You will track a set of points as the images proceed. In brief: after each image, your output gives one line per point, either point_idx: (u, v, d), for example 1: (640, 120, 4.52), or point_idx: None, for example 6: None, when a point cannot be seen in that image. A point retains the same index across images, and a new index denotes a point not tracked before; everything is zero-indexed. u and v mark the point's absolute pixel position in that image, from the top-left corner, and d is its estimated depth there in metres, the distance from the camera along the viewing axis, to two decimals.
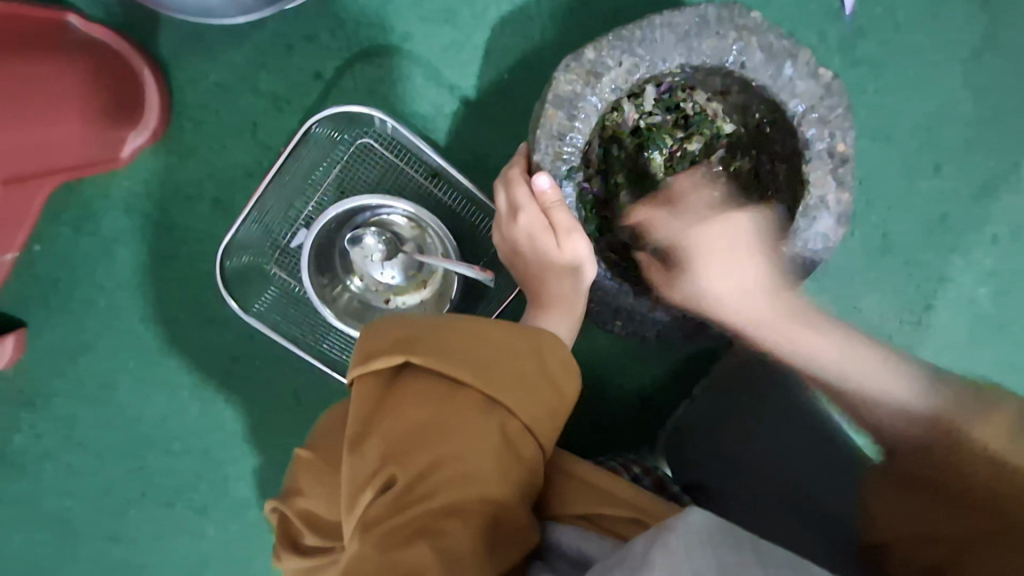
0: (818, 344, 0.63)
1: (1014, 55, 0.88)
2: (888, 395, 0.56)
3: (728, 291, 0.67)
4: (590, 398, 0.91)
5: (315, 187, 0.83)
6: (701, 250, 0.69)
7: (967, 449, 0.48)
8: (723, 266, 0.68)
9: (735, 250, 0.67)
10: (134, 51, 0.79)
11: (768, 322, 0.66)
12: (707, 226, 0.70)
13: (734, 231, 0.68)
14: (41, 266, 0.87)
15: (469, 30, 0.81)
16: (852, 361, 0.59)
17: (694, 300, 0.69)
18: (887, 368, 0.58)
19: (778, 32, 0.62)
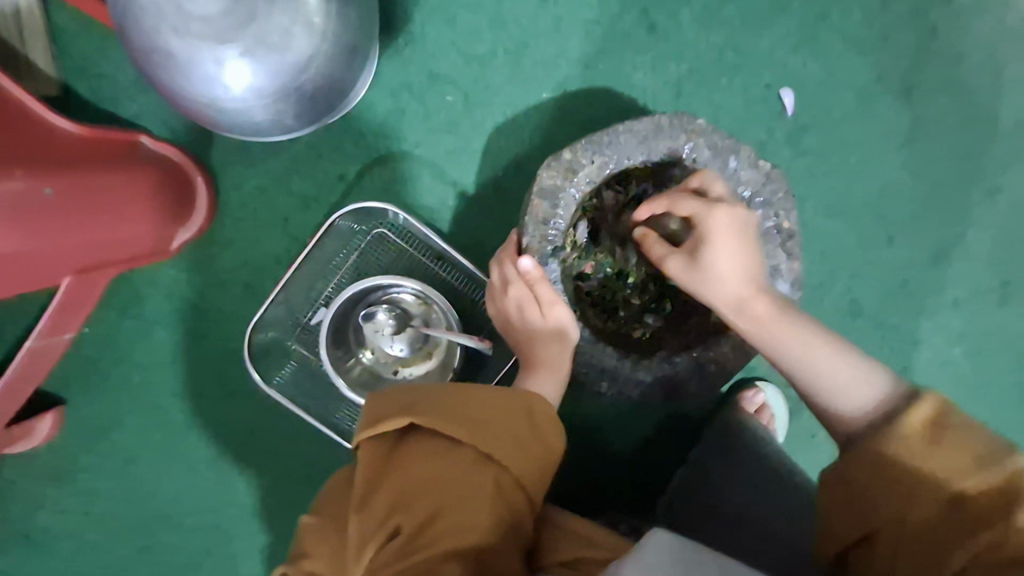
0: (819, 351, 0.63)
1: (950, 142, 0.99)
2: (845, 399, 0.61)
3: (737, 284, 0.66)
4: (586, 460, 0.96)
5: (334, 271, 0.94)
6: (721, 241, 0.66)
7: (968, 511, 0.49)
8: (733, 263, 0.66)
9: (739, 236, 0.66)
10: (191, 162, 0.91)
11: (756, 300, 0.66)
12: (731, 212, 0.67)
13: (744, 223, 0.67)
14: (87, 347, 0.97)
15: (469, 137, 0.94)
16: (836, 357, 0.62)
17: (710, 284, 0.67)
18: (853, 363, 0.62)
19: (721, 133, 0.75)
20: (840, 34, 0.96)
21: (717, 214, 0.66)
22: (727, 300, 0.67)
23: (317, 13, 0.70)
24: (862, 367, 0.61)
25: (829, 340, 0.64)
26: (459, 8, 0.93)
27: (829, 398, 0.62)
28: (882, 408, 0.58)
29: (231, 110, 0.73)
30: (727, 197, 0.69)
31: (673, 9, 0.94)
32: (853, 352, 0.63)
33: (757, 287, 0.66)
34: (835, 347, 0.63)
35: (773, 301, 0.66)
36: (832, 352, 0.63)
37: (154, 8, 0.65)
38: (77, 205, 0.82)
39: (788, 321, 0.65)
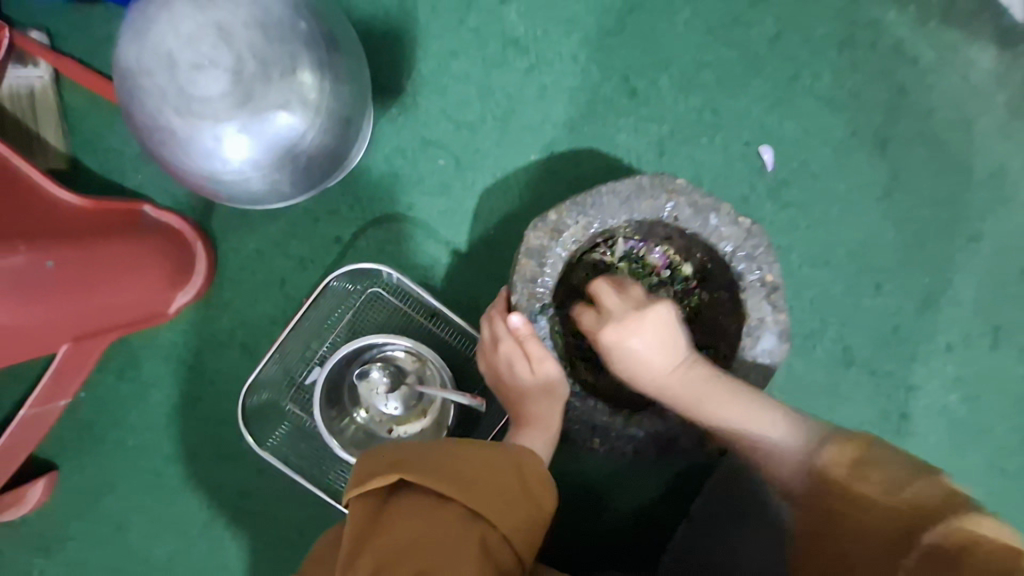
0: (750, 413, 0.70)
1: (930, 191, 1.02)
2: (764, 436, 0.70)
3: (662, 368, 0.73)
4: (588, 518, 0.94)
5: (329, 330, 0.95)
6: (627, 347, 0.73)
7: (821, 464, 0.65)
8: (647, 363, 0.72)
9: (648, 330, 0.72)
10: (192, 228, 0.94)
11: (676, 385, 0.72)
12: (624, 325, 0.73)
13: (651, 319, 0.73)
14: (81, 412, 0.97)
15: (461, 199, 0.98)
16: (754, 420, 0.70)
17: (635, 382, 0.75)
18: (764, 418, 0.70)
19: (701, 191, 0.77)
20: (812, 94, 1.00)
21: (607, 335, 0.73)
22: (646, 390, 0.74)
23: (313, 90, 0.74)
24: (770, 418, 0.70)
25: (744, 401, 0.71)
26: (449, 79, 0.97)
27: (749, 440, 0.71)
28: (802, 457, 0.67)
29: (229, 179, 0.76)
30: (620, 310, 0.74)
31: (651, 76, 0.98)
32: (766, 405, 0.71)
33: (676, 379, 0.72)
34: (756, 404, 0.71)
35: (694, 384, 0.72)
36: (752, 418, 0.70)
37: (158, 90, 0.69)
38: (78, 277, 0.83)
39: (713, 401, 0.70)
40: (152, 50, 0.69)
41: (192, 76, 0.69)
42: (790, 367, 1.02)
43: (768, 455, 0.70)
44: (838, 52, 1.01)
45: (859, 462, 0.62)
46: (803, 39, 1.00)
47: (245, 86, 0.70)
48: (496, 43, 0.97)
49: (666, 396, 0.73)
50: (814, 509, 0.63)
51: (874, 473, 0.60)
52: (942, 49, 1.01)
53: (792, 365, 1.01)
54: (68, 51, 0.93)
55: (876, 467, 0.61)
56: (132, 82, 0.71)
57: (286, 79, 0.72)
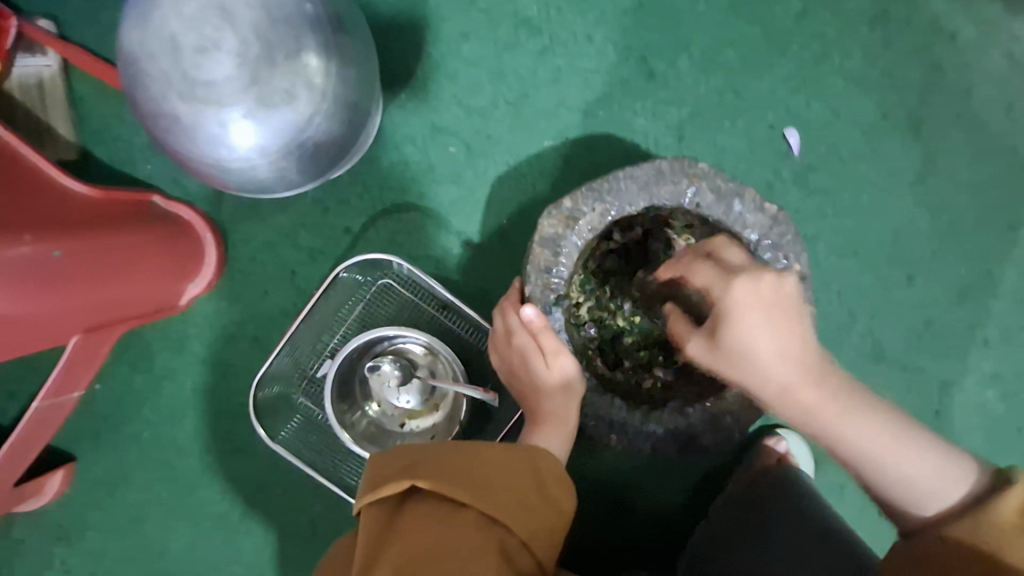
0: (879, 429, 0.56)
1: (970, 175, 0.96)
2: (913, 476, 0.56)
3: (787, 362, 0.56)
4: (605, 517, 0.91)
5: (340, 322, 0.94)
6: (748, 318, 0.57)
7: (989, 519, 0.53)
8: (783, 336, 0.56)
9: (777, 309, 0.57)
10: (202, 220, 0.93)
11: (802, 380, 0.56)
12: (752, 281, 0.58)
13: (778, 295, 0.57)
14: (95, 403, 0.97)
15: (473, 187, 0.95)
16: (885, 436, 0.56)
17: (734, 364, 0.59)
18: (915, 447, 0.57)
19: (724, 176, 0.73)
20: (841, 74, 0.95)
21: (734, 287, 0.58)
22: (750, 380, 0.58)
23: (319, 75, 0.72)
24: (929, 456, 0.56)
25: (888, 429, 0.56)
26: (459, 63, 0.94)
27: (881, 471, 0.57)
28: (942, 494, 0.55)
29: (234, 167, 0.75)
30: (749, 268, 0.60)
31: (670, 57, 0.94)
32: (919, 437, 0.57)
33: (799, 368, 0.56)
34: (901, 436, 0.57)
35: (824, 381, 0.56)
36: (879, 425, 0.56)
37: (162, 77, 0.68)
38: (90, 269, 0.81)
39: (849, 400, 0.56)
40: (154, 33, 0.67)
41: (196, 61, 0.67)
42: None
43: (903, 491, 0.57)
44: (869, 29, 0.95)
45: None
46: (831, 16, 0.95)
47: (249, 69, 0.68)
48: (508, 25, 0.94)
49: (787, 392, 0.57)
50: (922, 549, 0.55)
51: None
52: (982, 25, 0.95)
53: None
54: (76, 40, 0.92)
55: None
56: (135, 67, 0.69)
57: (291, 62, 0.70)
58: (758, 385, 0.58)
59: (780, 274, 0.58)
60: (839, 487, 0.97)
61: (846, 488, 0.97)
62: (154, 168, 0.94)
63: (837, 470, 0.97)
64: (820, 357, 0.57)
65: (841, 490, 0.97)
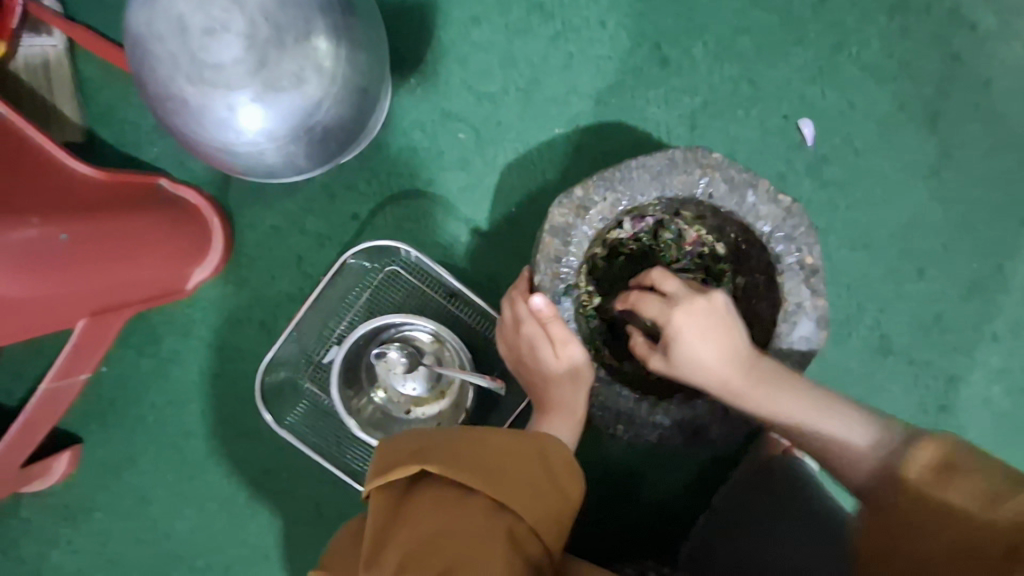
0: (799, 408, 0.65)
1: (985, 169, 0.95)
2: (840, 444, 0.64)
3: (717, 357, 0.66)
4: (609, 505, 0.92)
5: (346, 309, 0.93)
6: (685, 336, 0.66)
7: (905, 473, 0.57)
8: (704, 342, 0.66)
9: (710, 320, 0.66)
10: (208, 203, 0.92)
11: (739, 377, 0.65)
12: (689, 308, 0.66)
13: (708, 310, 0.66)
14: (103, 385, 0.98)
15: (481, 174, 0.94)
16: (812, 415, 0.65)
17: (683, 370, 0.68)
18: (835, 418, 0.65)
19: (738, 167, 0.72)
20: (857, 64, 0.93)
21: (677, 315, 0.67)
22: (695, 379, 0.68)
23: (328, 58, 0.71)
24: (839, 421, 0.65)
25: (812, 399, 0.65)
26: (470, 47, 0.93)
27: (826, 449, 0.65)
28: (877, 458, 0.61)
29: (242, 151, 0.74)
30: (683, 293, 0.68)
31: (684, 44, 0.92)
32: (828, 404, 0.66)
33: (738, 363, 0.65)
34: (821, 410, 0.65)
35: (757, 377, 0.65)
36: (809, 411, 0.65)
37: (170, 58, 0.67)
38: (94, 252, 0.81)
39: (775, 390, 0.65)
40: (163, 13, 0.66)
41: (205, 42, 0.66)
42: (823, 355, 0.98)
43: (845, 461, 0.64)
44: (887, 18, 0.93)
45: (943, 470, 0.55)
46: (849, 4, 0.93)
47: (258, 53, 0.67)
48: (520, 10, 0.92)
49: (727, 395, 0.67)
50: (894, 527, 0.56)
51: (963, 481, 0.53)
52: (1003, 15, 0.93)
53: (825, 353, 0.98)
54: (82, 20, 0.91)
55: (973, 476, 0.53)
56: (143, 49, 0.68)
57: (300, 45, 0.69)
58: (695, 381, 0.68)
59: (710, 292, 0.67)
60: None
61: None
62: (161, 150, 0.93)
63: (841, 462, 0.97)
64: (750, 350, 0.66)
65: None
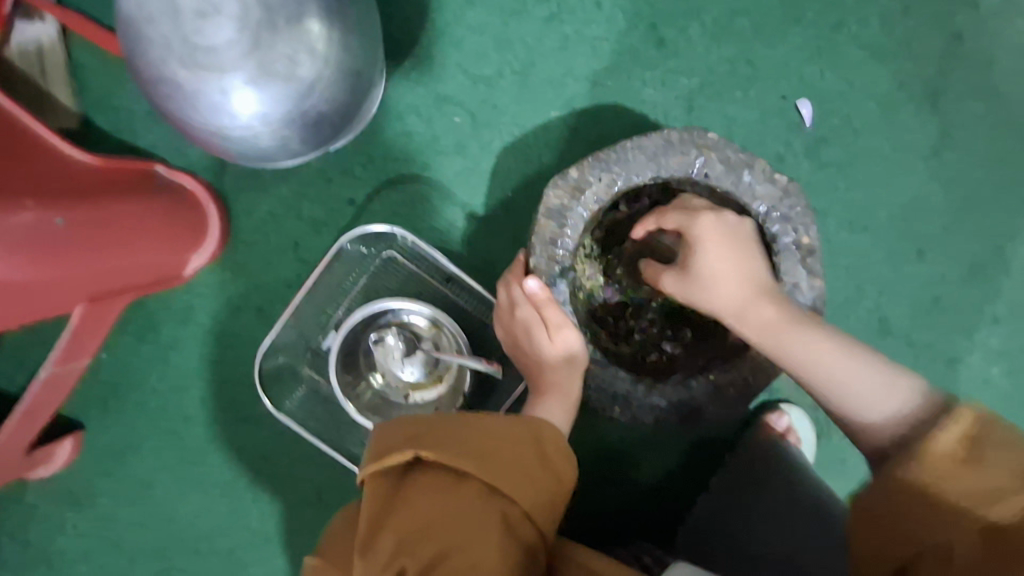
0: (828, 345, 0.62)
1: (987, 149, 0.94)
2: (866, 409, 0.60)
3: (737, 292, 0.66)
4: (605, 487, 0.92)
5: (344, 294, 0.94)
6: (710, 244, 0.67)
7: (930, 452, 0.51)
8: (726, 264, 0.66)
9: (733, 239, 0.67)
10: (204, 189, 0.92)
11: (761, 302, 0.65)
12: (714, 217, 0.68)
13: (734, 228, 0.68)
14: (104, 372, 0.98)
15: (477, 158, 0.93)
16: (835, 358, 0.62)
17: (705, 287, 0.67)
18: (866, 367, 0.61)
19: (734, 147, 0.72)
20: (856, 44, 0.92)
21: (700, 217, 0.68)
22: (717, 300, 0.67)
23: (320, 41, 0.70)
24: (880, 371, 0.60)
25: (835, 344, 0.62)
26: (464, 30, 0.92)
27: (851, 409, 0.61)
28: (897, 430, 0.58)
29: (236, 135, 0.74)
30: (709, 207, 0.70)
31: (681, 25, 0.91)
32: (864, 354, 0.62)
33: (758, 295, 0.66)
34: (846, 352, 0.62)
35: (780, 303, 0.66)
36: (832, 350, 0.62)
37: (161, 41, 0.66)
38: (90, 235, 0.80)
39: (793, 326, 0.64)
40: None
41: (195, 24, 0.65)
42: None
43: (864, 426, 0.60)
44: None
45: (973, 448, 0.50)
46: None
47: (250, 35, 0.66)
48: None
49: (753, 317, 0.65)
50: (893, 512, 0.51)
51: (994, 460, 0.48)
52: None
53: None
54: (74, 6, 0.90)
55: (1003, 458, 0.48)
56: (135, 31, 0.67)
57: (293, 27, 0.68)
58: (720, 303, 0.67)
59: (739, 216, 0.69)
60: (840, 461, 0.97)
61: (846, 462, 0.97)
62: (156, 137, 0.93)
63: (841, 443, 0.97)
64: (771, 282, 0.68)
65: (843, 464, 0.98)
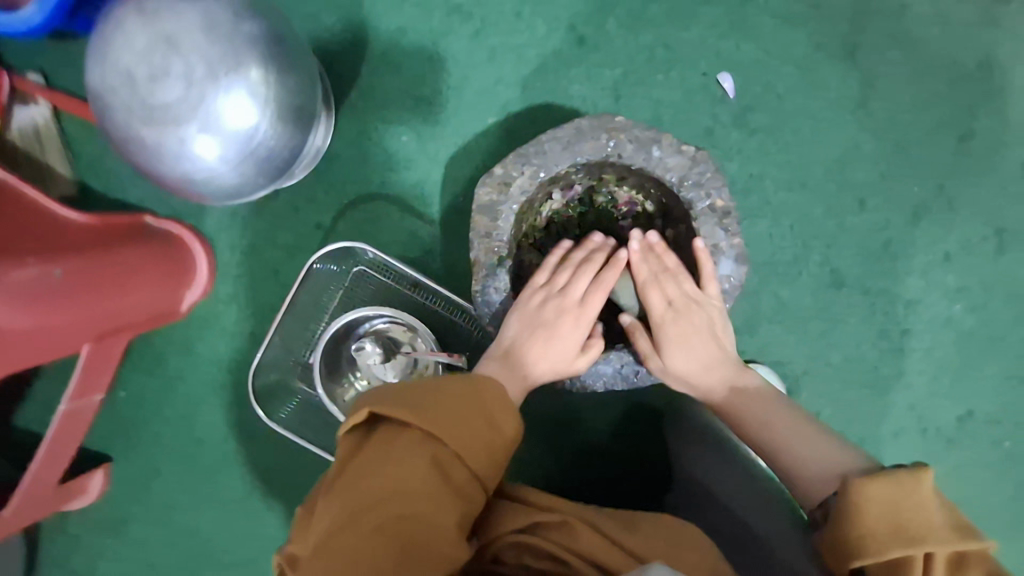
0: (784, 419, 0.74)
1: (912, 93, 0.97)
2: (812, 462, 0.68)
3: (708, 372, 0.80)
4: (587, 447, 1.07)
5: (324, 310, 1.02)
6: (685, 339, 0.79)
7: (915, 484, 0.57)
8: (693, 349, 0.79)
9: (702, 336, 0.79)
10: (189, 231, 1.03)
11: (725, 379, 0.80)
12: (686, 316, 0.79)
13: (705, 324, 0.79)
14: (123, 406, 1.09)
15: (428, 171, 1.01)
16: (792, 428, 0.72)
17: (675, 373, 0.79)
18: (820, 438, 0.70)
19: (641, 126, 0.78)
20: (767, 14, 0.97)
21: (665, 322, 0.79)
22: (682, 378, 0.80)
23: (262, 86, 0.80)
24: (826, 439, 0.70)
25: (795, 422, 0.73)
26: (400, 56, 1.00)
27: (799, 464, 0.69)
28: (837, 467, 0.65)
29: (200, 180, 0.83)
30: (693, 303, 0.79)
31: (597, 22, 0.98)
32: (814, 429, 0.72)
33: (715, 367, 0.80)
34: (802, 427, 0.72)
35: (738, 376, 0.80)
36: (788, 423, 0.73)
37: (124, 105, 0.77)
38: (103, 275, 0.88)
39: (752, 395, 0.78)
40: (112, 67, 0.76)
41: (151, 87, 0.76)
42: (777, 296, 1.02)
43: (800, 473, 0.68)
44: None
45: (955, 522, 0.56)
46: None
47: (196, 90, 0.76)
48: (441, 14, 0.99)
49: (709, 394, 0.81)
50: (869, 515, 0.57)
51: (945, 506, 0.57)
52: None
53: (779, 294, 1.01)
54: (61, 87, 1.03)
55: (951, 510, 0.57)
56: (101, 101, 0.78)
57: (234, 77, 0.78)
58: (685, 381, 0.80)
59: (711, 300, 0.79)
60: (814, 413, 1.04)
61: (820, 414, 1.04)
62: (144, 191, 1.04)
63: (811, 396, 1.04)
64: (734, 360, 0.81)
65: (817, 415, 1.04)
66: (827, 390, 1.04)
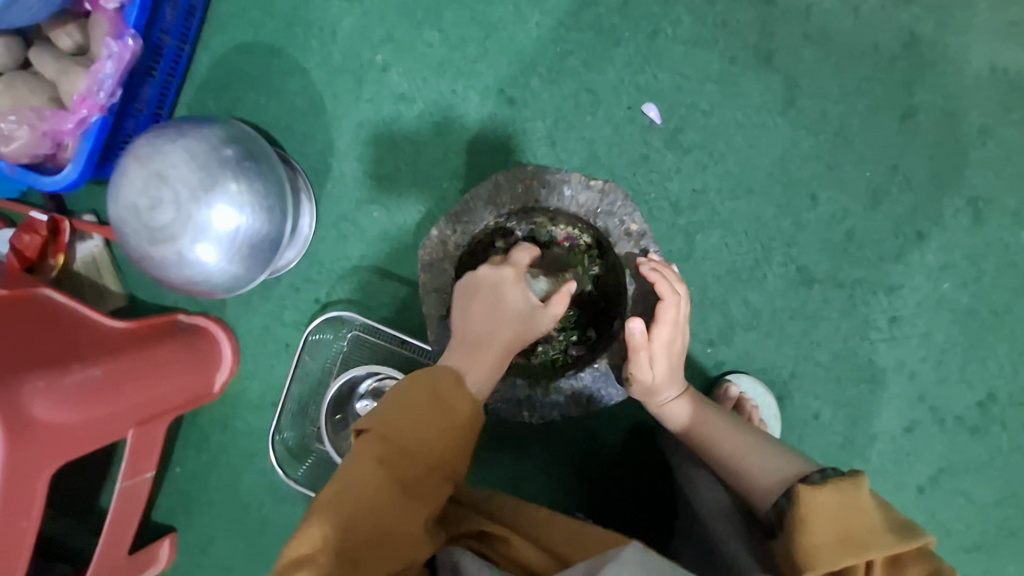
0: (743, 436, 0.78)
1: (839, 85, 0.98)
2: (771, 476, 0.71)
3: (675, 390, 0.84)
4: (597, 470, 1.06)
5: (327, 374, 1.14)
6: (655, 356, 0.82)
7: (859, 489, 0.61)
8: (663, 366, 0.83)
9: (670, 353, 0.83)
10: (215, 322, 1.21)
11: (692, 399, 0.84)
12: (661, 334, 0.83)
13: (671, 343, 0.83)
14: (180, 481, 1.25)
15: (400, 238, 1.14)
16: (749, 441, 0.77)
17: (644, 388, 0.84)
18: (776, 453, 0.74)
19: (552, 171, 0.90)
20: (678, 42, 1.02)
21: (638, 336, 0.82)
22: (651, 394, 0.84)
23: (237, 195, 0.96)
24: (785, 455, 0.74)
25: (756, 441, 0.77)
26: (361, 145, 1.15)
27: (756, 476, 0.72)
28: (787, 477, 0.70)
29: (201, 280, 0.99)
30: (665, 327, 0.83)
31: (523, 82, 1.08)
32: (772, 445, 0.76)
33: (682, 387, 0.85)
34: (763, 445, 0.76)
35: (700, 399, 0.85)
36: (742, 437, 0.78)
37: (135, 232, 0.96)
38: (138, 370, 1.04)
39: (714, 415, 0.82)
40: (123, 204, 0.95)
41: (152, 214, 0.94)
42: (747, 303, 1.01)
43: (758, 489, 0.71)
44: None
45: (891, 521, 0.60)
46: None
47: (185, 210, 0.94)
48: (389, 103, 1.13)
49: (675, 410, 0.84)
50: (820, 520, 0.60)
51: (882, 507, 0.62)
52: None
53: (748, 300, 1.00)
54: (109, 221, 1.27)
55: (888, 509, 0.62)
56: (120, 232, 0.98)
57: (213, 193, 0.95)
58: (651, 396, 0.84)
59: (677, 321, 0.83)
60: (814, 418, 1.00)
61: (821, 418, 1.00)
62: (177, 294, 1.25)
63: (805, 400, 1.00)
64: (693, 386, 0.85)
65: (815, 419, 1.00)
66: (823, 391, 1.00)
